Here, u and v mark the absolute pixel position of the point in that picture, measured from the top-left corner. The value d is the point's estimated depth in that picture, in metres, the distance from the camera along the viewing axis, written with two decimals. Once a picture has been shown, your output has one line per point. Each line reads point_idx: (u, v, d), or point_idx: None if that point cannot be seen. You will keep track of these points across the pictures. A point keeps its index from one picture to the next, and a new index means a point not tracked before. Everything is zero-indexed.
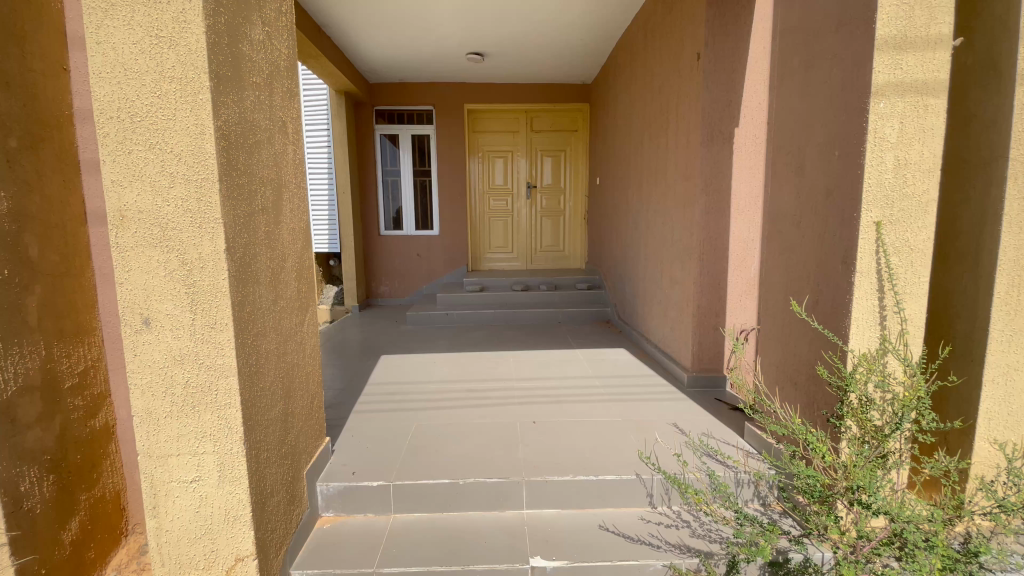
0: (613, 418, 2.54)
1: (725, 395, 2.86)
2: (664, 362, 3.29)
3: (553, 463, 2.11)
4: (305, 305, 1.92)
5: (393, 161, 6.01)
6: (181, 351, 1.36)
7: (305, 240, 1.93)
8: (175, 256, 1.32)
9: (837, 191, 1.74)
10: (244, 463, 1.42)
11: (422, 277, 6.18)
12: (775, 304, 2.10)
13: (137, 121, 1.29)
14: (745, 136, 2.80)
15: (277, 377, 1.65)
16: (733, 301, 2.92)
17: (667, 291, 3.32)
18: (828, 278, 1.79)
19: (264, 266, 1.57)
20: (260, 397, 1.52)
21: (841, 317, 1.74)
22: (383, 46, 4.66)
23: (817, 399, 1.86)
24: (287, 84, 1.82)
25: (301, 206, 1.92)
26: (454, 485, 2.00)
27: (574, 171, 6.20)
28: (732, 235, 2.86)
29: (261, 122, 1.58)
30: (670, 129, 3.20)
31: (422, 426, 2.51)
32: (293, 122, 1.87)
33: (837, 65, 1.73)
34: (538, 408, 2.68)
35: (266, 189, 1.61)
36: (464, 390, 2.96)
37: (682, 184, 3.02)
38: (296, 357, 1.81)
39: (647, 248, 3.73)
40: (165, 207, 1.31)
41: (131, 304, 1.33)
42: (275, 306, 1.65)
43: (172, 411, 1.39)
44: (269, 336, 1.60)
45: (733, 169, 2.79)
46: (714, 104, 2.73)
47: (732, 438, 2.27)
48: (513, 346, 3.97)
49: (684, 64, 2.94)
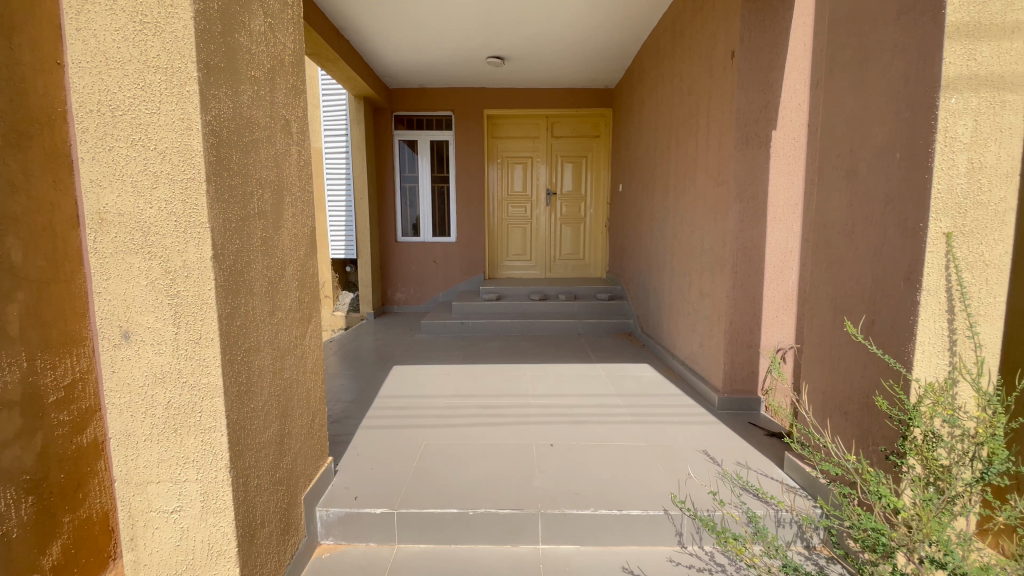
0: (637, 442, 2.34)
1: (759, 418, 2.62)
2: (691, 380, 3.06)
3: (572, 493, 1.92)
4: (308, 316, 1.79)
5: (411, 167, 5.93)
6: (164, 368, 1.23)
7: (310, 246, 1.81)
8: (158, 263, 1.20)
9: (898, 199, 1.54)
10: (228, 494, 1.28)
11: (438, 284, 6.06)
12: (821, 323, 1.88)
13: (119, 115, 1.18)
14: (783, 138, 2.60)
15: (272, 396, 1.50)
16: (769, 317, 2.70)
17: (695, 305, 3.11)
18: (886, 295, 1.58)
19: (259, 274, 1.43)
20: (251, 420, 1.38)
21: (903, 340, 1.52)
22: (402, 51, 4.60)
23: (872, 432, 1.63)
24: (292, 80, 1.71)
25: (306, 210, 1.79)
26: (464, 515, 1.82)
27: (595, 178, 6.02)
28: (768, 245, 2.64)
29: (259, 119, 1.46)
30: (701, 134, 3.02)
31: (430, 445, 2.35)
32: (298, 121, 1.75)
33: (898, 57, 1.54)
34: (555, 429, 2.50)
35: (265, 192, 1.48)
36: (477, 407, 2.79)
37: (713, 192, 2.82)
38: (294, 373, 1.67)
39: (673, 258, 3.53)
40: (147, 209, 1.19)
41: (109, 316, 1.22)
42: (271, 318, 1.50)
43: (152, 433, 1.27)
44: (263, 351, 1.45)
45: (770, 174, 2.59)
46: (749, 105, 2.56)
47: (771, 471, 2.06)
48: (531, 358, 3.80)
49: (716, 62, 2.78)
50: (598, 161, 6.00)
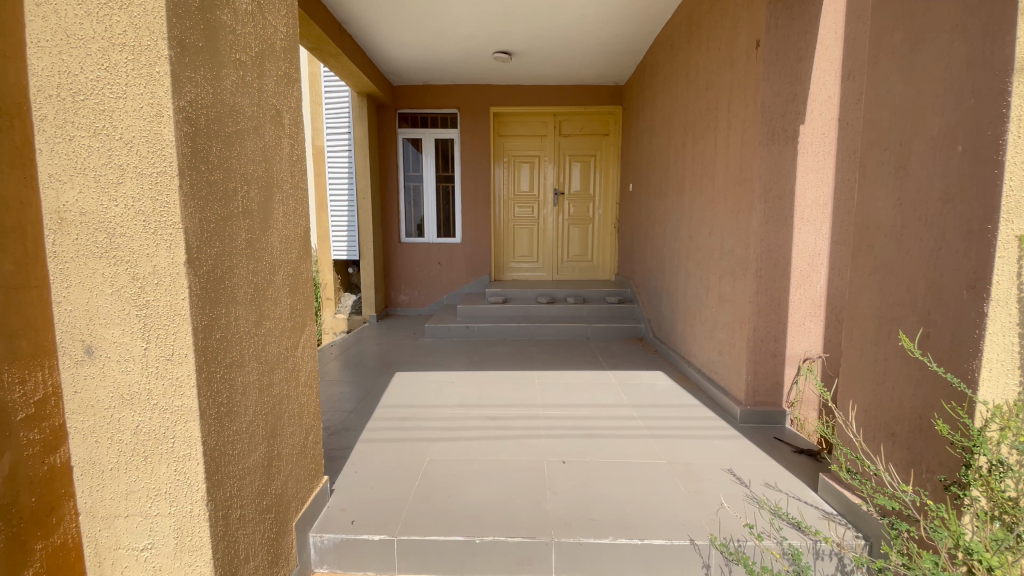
0: (656, 460, 2.18)
1: (785, 433, 2.45)
2: (709, 391, 2.90)
3: (588, 519, 1.76)
4: (300, 325, 1.64)
5: (416, 166, 5.78)
6: (132, 389, 1.09)
7: (303, 248, 1.66)
8: (124, 269, 1.06)
9: (959, 197, 1.38)
10: (205, 530, 1.13)
11: (443, 286, 5.91)
12: (863, 334, 1.71)
13: (80, 100, 1.03)
14: (812, 134, 2.43)
15: (258, 415, 1.35)
16: (795, 324, 2.54)
17: (714, 311, 2.94)
18: (945, 305, 1.42)
19: (244, 281, 1.29)
20: (234, 444, 1.23)
21: (965, 356, 1.36)
22: (407, 45, 4.45)
23: (926, 458, 1.48)
24: (284, 68, 1.56)
25: (299, 210, 1.64)
26: (470, 543, 1.67)
27: (604, 178, 5.87)
28: (795, 247, 2.48)
29: (245, 108, 1.31)
30: (720, 130, 2.86)
31: (434, 462, 2.19)
32: (290, 112, 1.60)
33: (959, 38, 1.38)
34: (568, 444, 2.34)
35: (251, 188, 1.33)
36: (483, 418, 2.64)
37: (734, 191, 2.66)
38: (285, 388, 1.52)
39: (689, 261, 3.37)
40: (112, 208, 1.04)
41: (71, 330, 1.08)
42: (257, 330, 1.35)
43: (119, 462, 1.12)
44: (248, 366, 1.30)
45: (797, 172, 2.43)
46: (776, 98, 2.39)
47: (804, 495, 1.89)
48: (539, 364, 3.64)
49: (739, 52, 2.61)
50: (607, 160, 5.84)
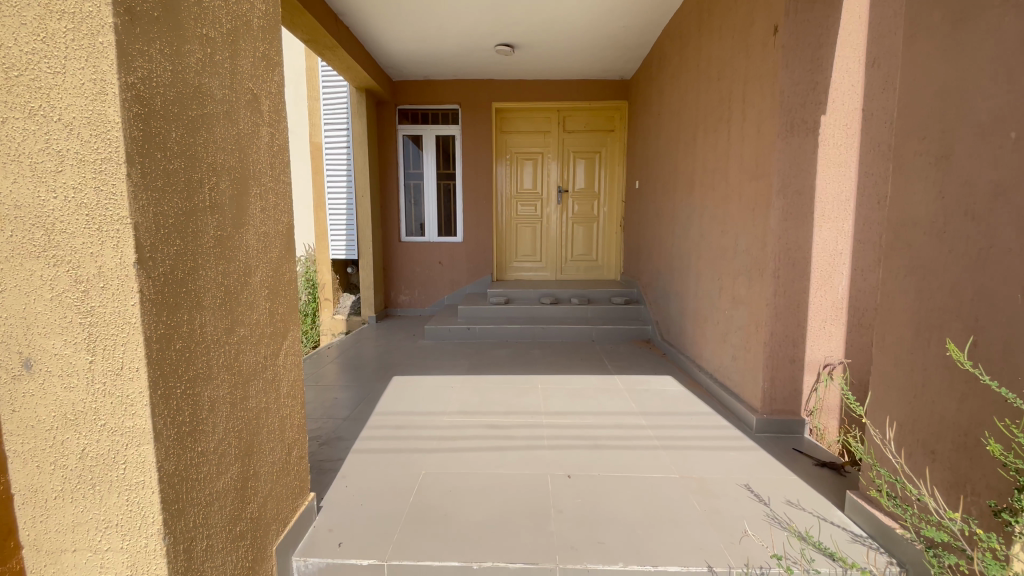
0: (668, 474, 2.03)
1: (804, 444, 2.31)
2: (723, 398, 2.75)
3: (596, 543, 1.61)
4: (283, 332, 1.50)
5: (416, 164, 5.65)
6: (77, 407, 0.96)
7: (285, 247, 1.52)
8: (67, 271, 0.92)
9: (1014, 190, 1.23)
10: (162, 567, 0.99)
11: (444, 286, 5.77)
12: (898, 341, 1.56)
13: (14, 76, 0.89)
14: (834, 125, 2.27)
15: (231, 433, 1.22)
16: (815, 328, 2.38)
17: (727, 313, 2.80)
18: (996, 311, 1.27)
19: (214, 284, 1.15)
20: (201, 468, 1.10)
21: (1020, 368, 1.22)
22: (406, 38, 4.30)
23: (972, 479, 1.34)
24: (263, 50, 1.42)
25: (281, 207, 1.50)
26: (466, 570, 1.52)
27: (609, 175, 5.71)
28: (815, 246, 2.33)
29: (212, 90, 1.17)
30: (733, 123, 2.71)
31: (430, 475, 2.05)
32: (271, 99, 1.46)
33: (1012, 12, 1.23)
34: (574, 455, 2.19)
35: (220, 180, 1.19)
36: (484, 427, 2.50)
37: (750, 187, 2.51)
38: (263, 401, 1.38)
39: (699, 261, 3.22)
40: (51, 200, 0.91)
41: (6, 340, 0.94)
42: (229, 339, 1.21)
43: (64, 490, 0.98)
44: (218, 379, 1.16)
45: (818, 166, 2.28)
46: (795, 88, 2.24)
47: (830, 515, 1.74)
48: (542, 368, 3.50)
49: (755, 40, 2.46)
50: (612, 157, 5.68)
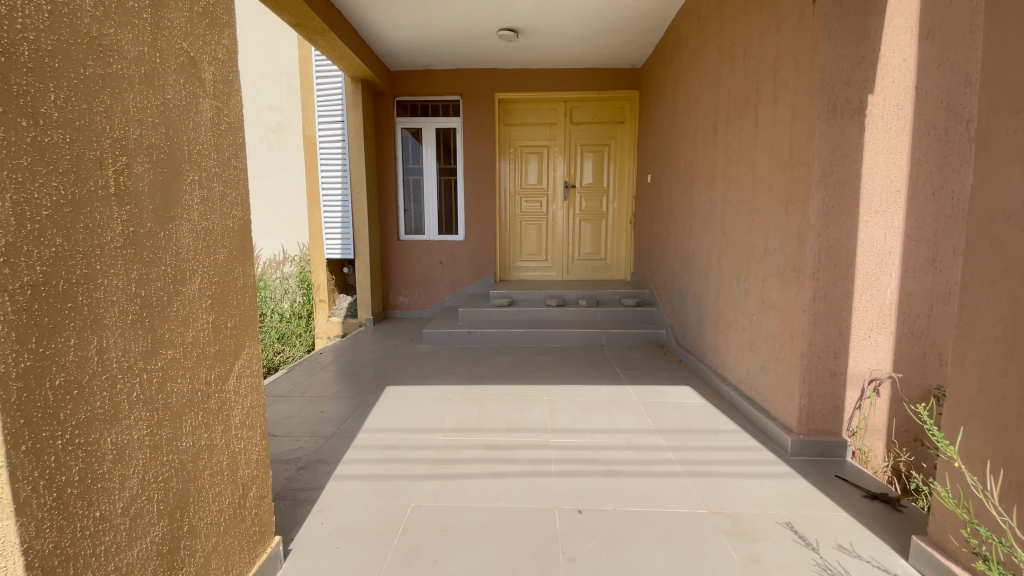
0: (695, 509, 1.75)
1: (847, 470, 2.03)
2: (750, 414, 2.47)
3: None
4: (234, 351, 1.24)
5: (416, 159, 5.38)
6: None
7: (239, 250, 1.26)
8: None
9: None
10: None
11: (445, 287, 5.51)
12: (984, 362, 1.27)
13: None
14: (883, 105, 1.98)
15: (153, 486, 0.95)
16: (859, 338, 2.10)
17: (754, 318, 2.51)
18: None
19: (122, 297, 0.89)
20: (100, 539, 0.84)
21: None
22: (403, 23, 4.03)
23: None
24: (206, 7, 1.15)
25: (233, 201, 1.24)
26: None
27: (618, 169, 5.43)
28: (859, 243, 2.03)
29: (122, 47, 0.90)
30: (762, 106, 2.42)
31: (420, 509, 1.79)
32: (218, 68, 1.19)
33: None
34: (586, 484, 1.92)
35: (134, 163, 0.93)
36: (483, 448, 2.23)
37: (783, 177, 2.22)
38: (205, 439, 1.12)
39: (721, 260, 2.93)
40: None
41: None
42: (150, 366, 0.95)
43: None
44: (129, 419, 0.90)
45: (864, 153, 1.98)
46: (839, 63, 1.95)
47: (892, 565, 1.46)
48: (549, 377, 3.22)
49: (789, 11, 2.17)
50: (621, 151, 5.40)
